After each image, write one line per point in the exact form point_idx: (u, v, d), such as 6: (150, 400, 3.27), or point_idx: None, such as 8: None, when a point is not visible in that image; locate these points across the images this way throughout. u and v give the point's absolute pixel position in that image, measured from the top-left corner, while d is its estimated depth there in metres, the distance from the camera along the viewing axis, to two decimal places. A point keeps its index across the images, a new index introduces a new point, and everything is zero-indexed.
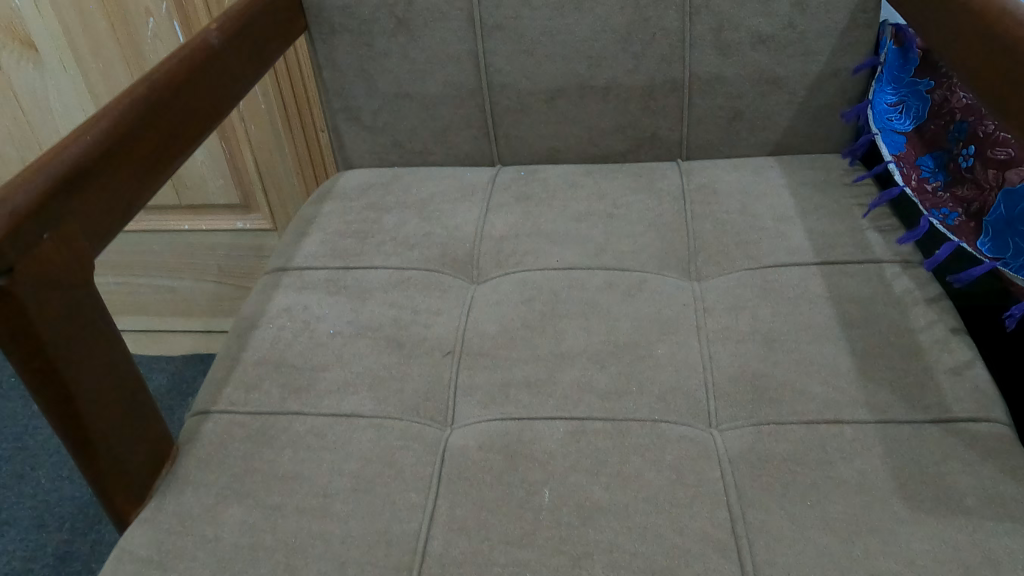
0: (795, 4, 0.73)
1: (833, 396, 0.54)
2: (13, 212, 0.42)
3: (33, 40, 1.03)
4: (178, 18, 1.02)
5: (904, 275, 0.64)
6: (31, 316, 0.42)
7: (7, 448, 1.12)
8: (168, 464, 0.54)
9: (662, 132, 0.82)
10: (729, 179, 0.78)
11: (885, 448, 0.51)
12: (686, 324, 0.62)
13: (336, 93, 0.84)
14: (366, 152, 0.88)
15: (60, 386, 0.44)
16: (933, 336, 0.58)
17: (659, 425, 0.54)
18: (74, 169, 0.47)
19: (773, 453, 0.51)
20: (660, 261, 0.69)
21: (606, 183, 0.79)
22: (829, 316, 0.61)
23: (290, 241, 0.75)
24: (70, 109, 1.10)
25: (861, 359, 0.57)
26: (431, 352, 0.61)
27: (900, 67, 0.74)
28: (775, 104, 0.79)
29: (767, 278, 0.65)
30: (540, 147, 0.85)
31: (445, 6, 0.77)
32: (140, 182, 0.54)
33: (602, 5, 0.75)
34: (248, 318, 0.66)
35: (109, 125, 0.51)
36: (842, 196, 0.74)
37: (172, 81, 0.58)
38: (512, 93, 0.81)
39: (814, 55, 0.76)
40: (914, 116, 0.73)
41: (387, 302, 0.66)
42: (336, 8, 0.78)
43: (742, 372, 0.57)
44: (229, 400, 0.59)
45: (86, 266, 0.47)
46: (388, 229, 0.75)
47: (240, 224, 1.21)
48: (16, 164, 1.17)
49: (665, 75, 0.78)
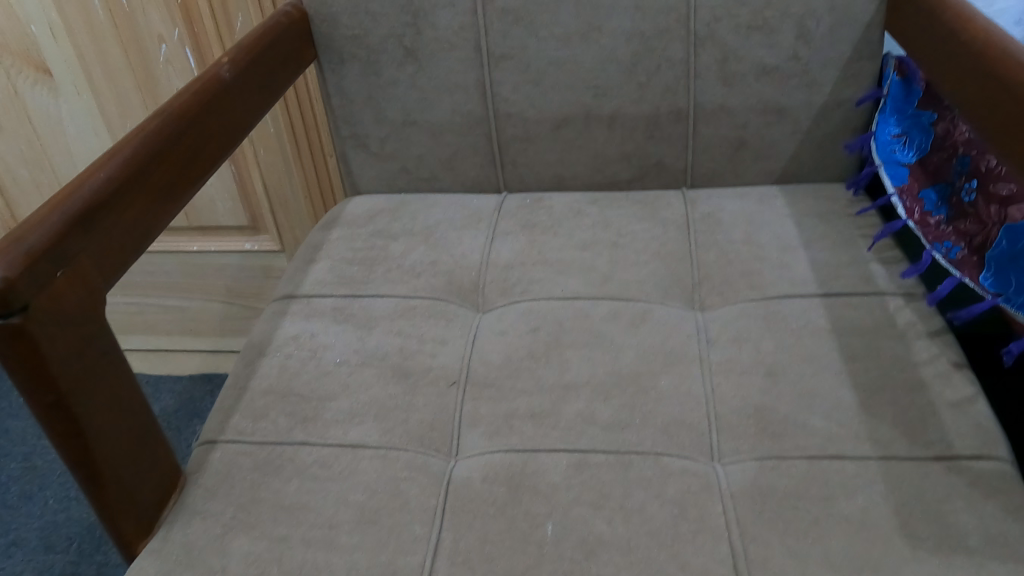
0: (799, 37, 0.74)
1: (835, 430, 0.55)
2: (28, 251, 0.43)
3: (48, 65, 1.05)
4: (190, 44, 1.03)
5: (907, 307, 0.64)
6: (46, 353, 0.43)
7: (15, 468, 1.13)
8: (176, 493, 0.55)
9: (667, 161, 0.83)
10: (734, 208, 0.79)
11: (888, 484, 0.51)
12: (690, 355, 0.62)
13: (345, 121, 0.85)
14: (373, 177, 0.88)
15: (72, 421, 0.45)
16: (935, 371, 0.58)
17: (662, 458, 0.54)
18: (89, 205, 0.48)
19: (775, 488, 0.51)
20: (664, 291, 0.70)
21: (612, 212, 0.80)
22: (832, 349, 0.61)
23: (297, 268, 0.76)
24: (82, 132, 1.12)
25: (863, 394, 0.57)
26: (437, 382, 0.62)
27: (903, 99, 0.75)
28: (779, 134, 0.80)
29: (770, 309, 0.65)
30: (545, 175, 0.85)
31: (452, 36, 0.78)
32: (154, 214, 0.55)
33: (608, 37, 0.76)
34: (257, 346, 0.67)
35: (123, 160, 0.52)
36: (845, 226, 0.75)
37: (185, 115, 0.60)
38: (519, 122, 0.82)
39: (817, 86, 0.77)
40: (918, 148, 0.73)
41: (394, 331, 0.67)
42: (345, 38, 0.79)
43: (745, 405, 0.57)
44: (237, 428, 0.59)
45: (99, 300, 0.48)
46: (395, 257, 0.76)
47: (249, 245, 1.22)
48: (27, 186, 1.18)
49: (670, 105, 0.79)
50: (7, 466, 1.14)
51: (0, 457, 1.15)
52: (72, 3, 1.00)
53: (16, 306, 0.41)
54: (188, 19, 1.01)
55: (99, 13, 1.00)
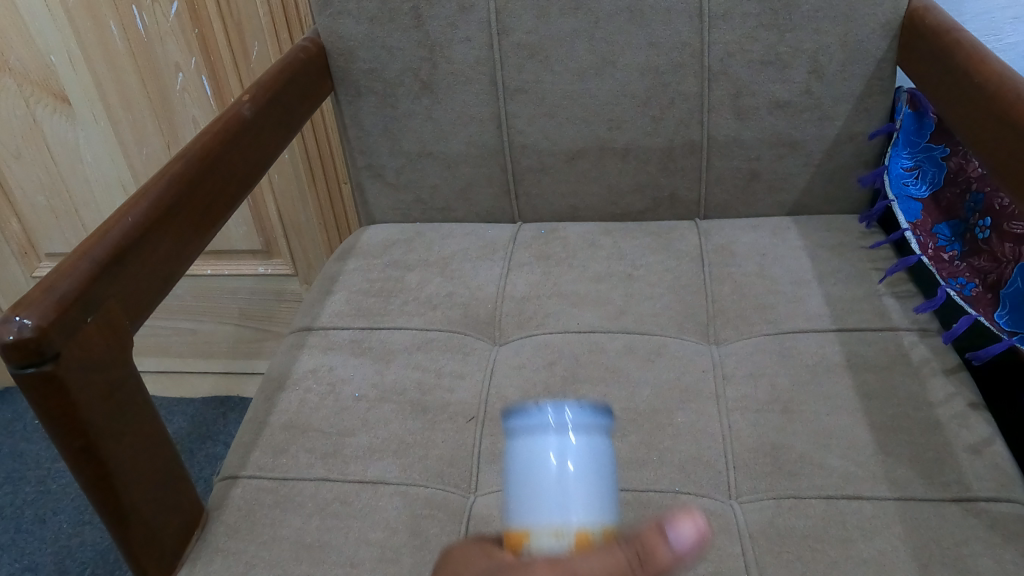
0: (812, 72, 0.75)
1: (853, 469, 0.55)
2: (59, 299, 0.44)
3: (67, 94, 1.07)
4: (207, 73, 1.04)
5: (921, 343, 0.64)
6: (77, 399, 0.44)
7: (30, 492, 1.14)
8: (198, 530, 0.55)
9: (680, 192, 0.84)
10: (747, 240, 0.79)
11: (906, 526, 0.51)
12: (706, 391, 0.63)
13: (361, 152, 0.86)
14: (388, 207, 0.89)
15: (100, 464, 0.46)
16: (951, 410, 0.58)
17: (681, 497, 0.55)
18: (117, 251, 0.49)
19: (793, 528, 0.52)
20: (679, 325, 0.70)
21: (626, 243, 0.81)
22: (848, 387, 0.61)
23: (314, 300, 0.77)
24: (99, 159, 1.13)
25: (880, 432, 0.57)
26: (455, 418, 0.62)
27: (915, 132, 0.76)
28: (792, 166, 0.80)
29: (785, 344, 0.66)
30: (559, 206, 0.86)
31: (469, 70, 0.79)
32: (179, 255, 0.56)
33: (622, 72, 0.77)
34: (276, 379, 0.68)
35: (149, 204, 0.53)
36: (858, 259, 0.75)
37: (207, 155, 0.61)
38: (533, 153, 0.83)
39: (830, 120, 0.77)
40: (930, 182, 0.75)
41: (411, 365, 0.68)
42: (362, 72, 0.80)
43: (761, 443, 0.58)
44: (257, 464, 0.60)
45: (127, 344, 0.49)
46: (411, 289, 0.77)
47: (262, 268, 1.22)
48: (44, 211, 1.20)
49: (684, 137, 0.80)
50: (22, 490, 1.14)
51: (15, 481, 1.16)
52: (91, 32, 1.01)
53: (47, 354, 0.42)
54: (205, 48, 1.02)
55: (117, 43, 1.02)
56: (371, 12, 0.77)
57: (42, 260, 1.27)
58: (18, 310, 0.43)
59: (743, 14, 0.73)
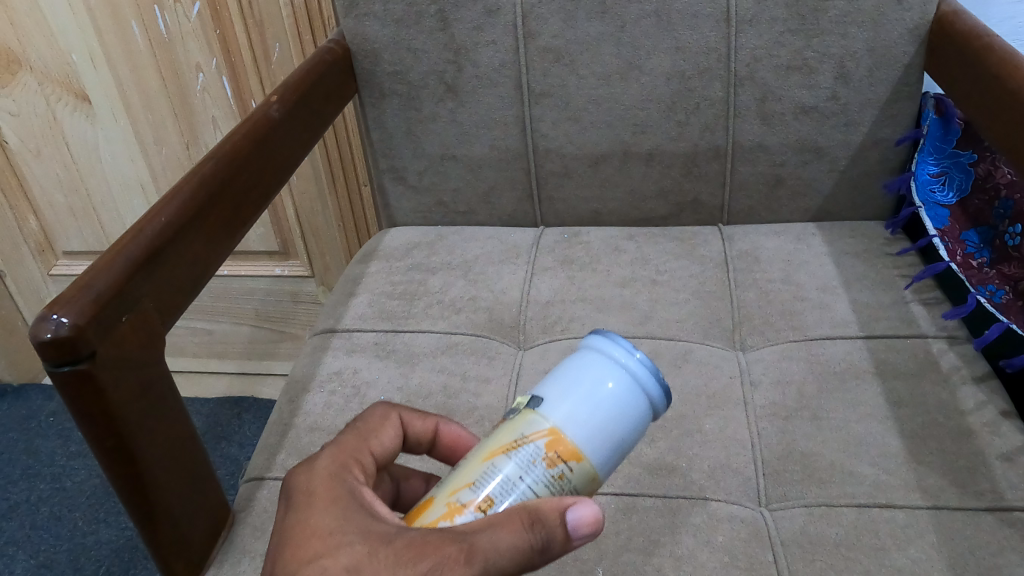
0: (839, 78, 0.75)
1: (883, 477, 0.55)
2: (96, 296, 0.45)
3: (88, 93, 1.07)
4: (227, 73, 1.04)
5: (950, 351, 0.64)
6: (111, 400, 0.44)
7: (45, 489, 1.14)
8: (226, 530, 0.55)
9: (704, 198, 0.83)
10: (771, 246, 0.79)
11: (939, 536, 0.51)
12: (734, 398, 0.62)
13: (383, 154, 0.85)
14: (409, 210, 0.89)
15: (133, 464, 0.46)
16: (982, 418, 0.58)
17: (710, 504, 0.54)
18: (150, 251, 0.49)
19: (824, 537, 0.51)
20: (705, 330, 0.70)
21: (649, 248, 0.81)
22: (876, 394, 0.61)
23: (337, 302, 0.77)
24: (118, 159, 1.13)
25: (911, 441, 0.57)
26: (482, 421, 0.62)
27: (941, 137, 0.76)
28: (816, 172, 0.80)
29: (813, 351, 0.66)
30: (582, 210, 0.86)
31: (494, 74, 0.79)
32: (210, 255, 0.56)
33: (648, 76, 0.77)
34: (300, 381, 0.67)
35: (181, 204, 0.54)
36: (885, 267, 0.75)
37: (237, 155, 0.61)
38: (557, 158, 0.83)
39: (856, 126, 0.77)
40: (957, 189, 0.76)
41: (437, 368, 0.68)
42: (386, 74, 0.80)
43: (790, 450, 0.57)
44: (283, 465, 0.60)
45: (159, 341, 0.49)
46: (434, 292, 0.76)
47: (279, 269, 1.23)
48: (62, 209, 1.20)
49: (708, 143, 0.80)
50: (37, 487, 1.14)
51: (30, 478, 1.16)
52: (112, 31, 1.02)
53: (83, 353, 0.43)
54: (226, 48, 1.02)
55: (138, 42, 1.02)
56: (397, 14, 0.77)
57: (59, 258, 1.27)
58: (55, 308, 0.43)
59: (770, 19, 0.73)
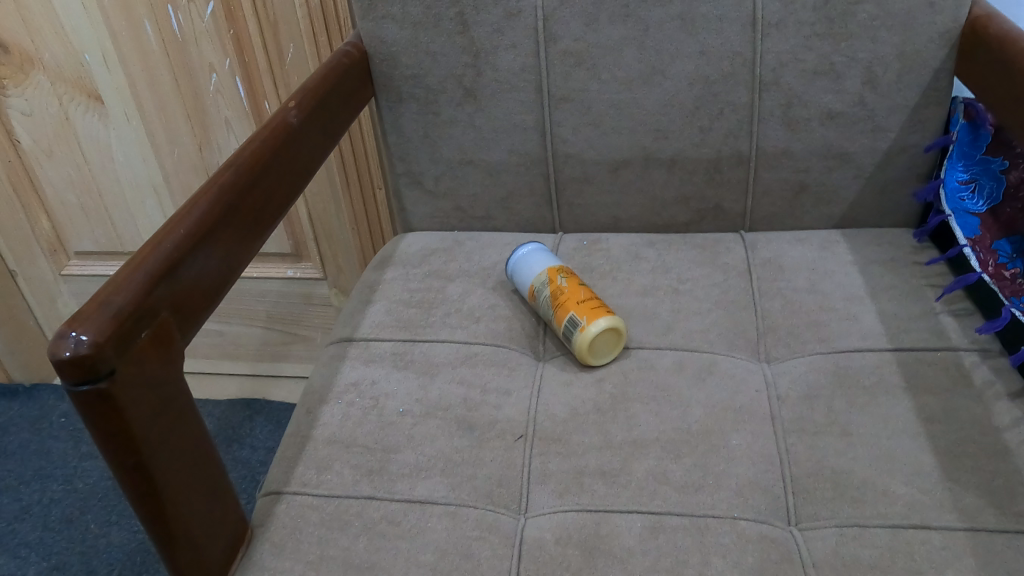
0: (866, 83, 0.73)
1: (918, 497, 0.53)
2: (115, 313, 0.43)
3: (100, 93, 1.06)
4: (241, 74, 1.03)
5: (983, 364, 0.63)
6: (129, 419, 0.43)
7: (57, 491, 1.13)
8: (244, 547, 0.54)
9: (726, 205, 0.82)
10: (795, 254, 0.78)
11: (977, 559, 0.49)
12: (761, 412, 0.61)
13: (400, 158, 0.84)
14: (426, 215, 0.88)
15: (150, 482, 0.45)
16: (1019, 435, 0.56)
17: (738, 523, 0.53)
18: (169, 263, 0.48)
19: (858, 560, 0.50)
20: (729, 341, 0.68)
21: (671, 255, 0.79)
22: (908, 409, 0.59)
23: (354, 309, 0.75)
24: (131, 159, 1.12)
25: (945, 458, 0.56)
26: (503, 435, 0.61)
27: (970, 144, 0.74)
28: (842, 179, 0.79)
29: (841, 364, 0.64)
30: (602, 216, 0.85)
31: (514, 78, 0.77)
32: (228, 266, 0.55)
33: (671, 81, 0.75)
34: (317, 392, 0.66)
35: (199, 214, 0.52)
36: (913, 277, 0.73)
37: (256, 163, 0.60)
38: (577, 163, 0.81)
39: (883, 132, 0.76)
40: (987, 197, 0.74)
41: (456, 379, 0.66)
42: (404, 78, 0.79)
43: (821, 468, 0.56)
44: (301, 480, 0.59)
45: (177, 358, 0.48)
46: (452, 300, 0.75)
47: (291, 271, 1.22)
48: (74, 210, 1.19)
49: (732, 148, 0.78)
50: (49, 489, 1.14)
51: (42, 480, 1.15)
52: (125, 32, 1.01)
53: (102, 371, 0.41)
54: (240, 49, 1.01)
55: (151, 43, 1.01)
56: (415, 17, 0.76)
57: (71, 258, 1.26)
58: (74, 325, 0.42)
59: (796, 23, 0.71)
